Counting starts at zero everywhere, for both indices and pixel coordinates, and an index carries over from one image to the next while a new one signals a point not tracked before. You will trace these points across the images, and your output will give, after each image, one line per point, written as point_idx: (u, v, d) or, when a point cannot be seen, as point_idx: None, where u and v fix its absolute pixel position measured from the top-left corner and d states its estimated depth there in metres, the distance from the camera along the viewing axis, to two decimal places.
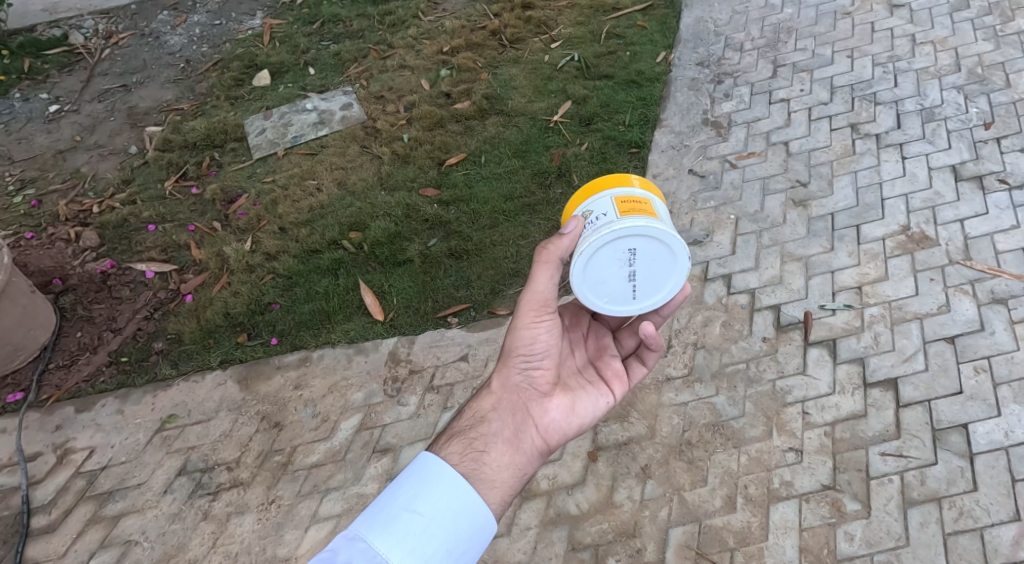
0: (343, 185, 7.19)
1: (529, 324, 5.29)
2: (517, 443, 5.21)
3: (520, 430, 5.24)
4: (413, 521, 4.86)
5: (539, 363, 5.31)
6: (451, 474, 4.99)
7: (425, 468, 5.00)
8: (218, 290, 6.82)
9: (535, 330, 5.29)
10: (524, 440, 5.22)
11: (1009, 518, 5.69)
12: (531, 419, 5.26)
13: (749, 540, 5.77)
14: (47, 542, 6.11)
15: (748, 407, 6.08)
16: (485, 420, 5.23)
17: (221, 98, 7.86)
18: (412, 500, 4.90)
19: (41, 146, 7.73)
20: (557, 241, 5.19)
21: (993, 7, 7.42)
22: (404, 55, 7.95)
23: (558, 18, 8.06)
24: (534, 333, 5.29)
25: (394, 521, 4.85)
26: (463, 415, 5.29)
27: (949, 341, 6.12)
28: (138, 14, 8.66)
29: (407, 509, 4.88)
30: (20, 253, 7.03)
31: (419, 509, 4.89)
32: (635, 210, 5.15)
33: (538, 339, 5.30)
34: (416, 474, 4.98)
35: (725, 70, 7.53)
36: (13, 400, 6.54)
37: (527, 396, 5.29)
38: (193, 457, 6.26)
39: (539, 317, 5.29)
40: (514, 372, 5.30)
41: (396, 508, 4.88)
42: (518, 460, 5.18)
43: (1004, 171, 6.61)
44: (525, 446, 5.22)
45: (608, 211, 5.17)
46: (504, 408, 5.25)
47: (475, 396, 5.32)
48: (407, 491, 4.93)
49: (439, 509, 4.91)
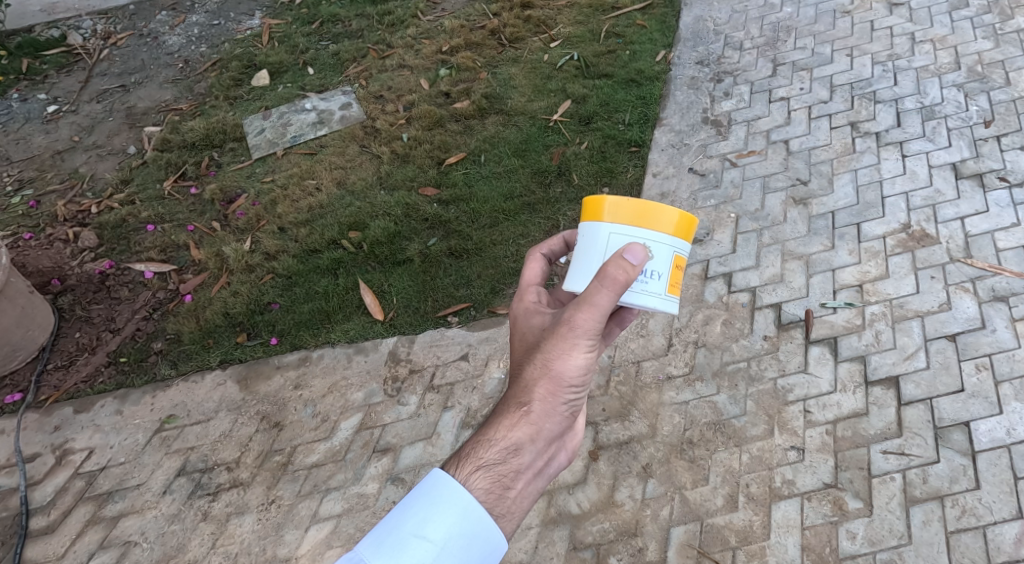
0: (343, 185, 7.17)
1: (583, 349, 5.06)
2: (546, 471, 5.14)
3: (551, 459, 5.15)
4: (420, 548, 4.79)
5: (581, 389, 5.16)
6: (464, 496, 4.90)
7: (437, 489, 4.90)
8: (218, 290, 6.80)
9: (589, 357, 5.10)
10: (552, 466, 5.17)
11: (1012, 516, 5.68)
12: (564, 445, 5.20)
13: (751, 539, 5.76)
14: (46, 542, 6.09)
15: (749, 406, 6.07)
16: (520, 452, 5.06)
17: (220, 98, 7.84)
18: (422, 525, 4.83)
19: (39, 146, 7.71)
20: (631, 270, 4.94)
21: (993, 6, 7.41)
22: (403, 54, 7.93)
23: (557, 17, 8.04)
24: (586, 362, 5.09)
25: (401, 547, 4.79)
26: (493, 443, 5.04)
27: (950, 339, 6.11)
28: (136, 14, 8.65)
29: (416, 535, 4.81)
30: (19, 254, 7.01)
31: (428, 535, 4.82)
32: (679, 283, 5.06)
33: (589, 366, 5.12)
34: (428, 496, 4.89)
35: (725, 69, 7.52)
36: (11, 401, 6.52)
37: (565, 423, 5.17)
38: (193, 457, 6.24)
39: (593, 343, 5.08)
40: (558, 402, 5.11)
41: (404, 532, 4.81)
42: (543, 487, 5.14)
43: (1004, 169, 6.60)
44: (551, 473, 5.17)
45: (660, 275, 5.01)
46: (545, 439, 5.10)
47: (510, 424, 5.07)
48: (417, 514, 4.85)
49: (449, 535, 4.83)
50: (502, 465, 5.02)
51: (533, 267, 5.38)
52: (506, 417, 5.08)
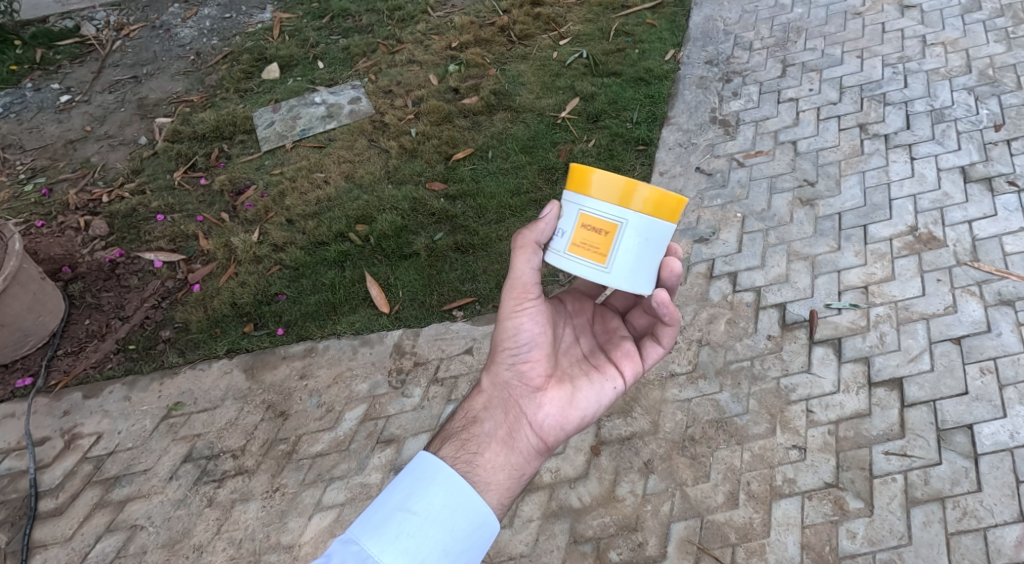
0: (350, 178, 7.21)
1: (513, 312, 5.27)
2: (511, 443, 5.24)
3: (513, 428, 5.25)
4: (407, 520, 4.92)
5: (529, 357, 5.28)
6: (446, 470, 5.06)
7: (422, 467, 5.06)
8: (225, 280, 6.83)
9: (519, 320, 5.27)
10: (520, 439, 5.25)
11: (1013, 519, 5.69)
12: (527, 417, 5.26)
13: (751, 536, 5.77)
14: (55, 525, 6.13)
15: (752, 405, 6.08)
16: (478, 420, 5.28)
17: (230, 90, 7.87)
18: (407, 500, 4.97)
19: (51, 136, 7.75)
20: (535, 226, 5.15)
21: (1005, 10, 7.42)
22: (414, 49, 7.97)
23: (567, 15, 8.07)
24: (518, 323, 5.27)
25: (389, 521, 4.92)
26: (456, 416, 5.35)
27: (955, 342, 6.12)
28: (149, 5, 8.71)
29: (402, 509, 4.95)
30: (31, 241, 7.06)
31: (414, 508, 4.95)
32: (588, 248, 5.06)
33: (524, 330, 5.27)
34: (413, 473, 5.05)
35: (734, 69, 7.53)
36: (22, 385, 6.57)
37: (519, 391, 5.29)
38: (198, 445, 6.28)
39: (522, 304, 5.26)
40: (503, 368, 5.30)
41: (392, 508, 4.95)
42: (515, 460, 5.22)
43: (1013, 173, 6.60)
44: (520, 446, 5.24)
45: (566, 232, 5.11)
46: (498, 407, 5.29)
47: (470, 395, 5.38)
48: (402, 490, 5.00)
49: (435, 508, 4.97)
50: (464, 431, 5.27)
51: None
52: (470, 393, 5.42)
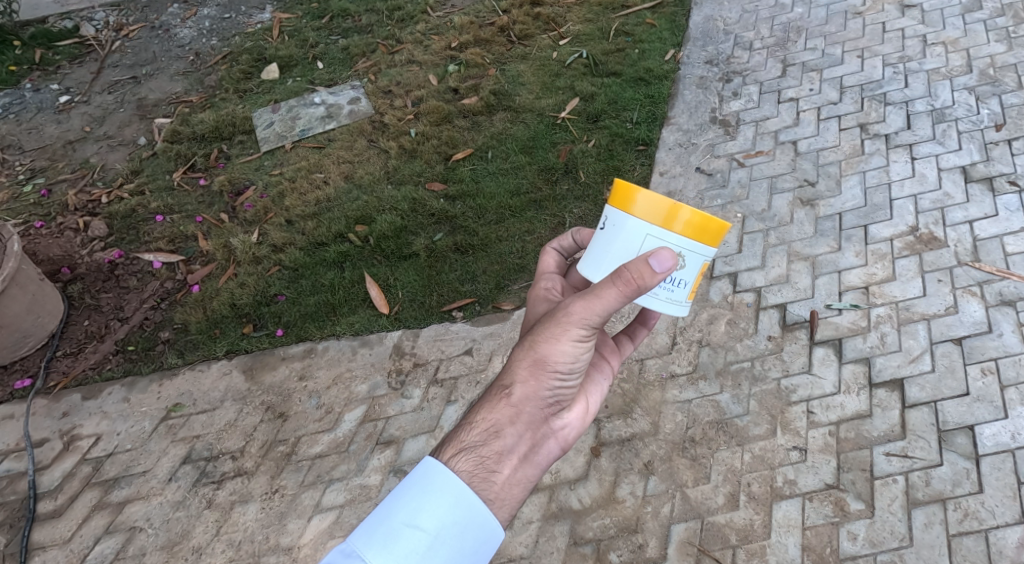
0: (350, 179, 7.19)
1: (580, 342, 5.10)
2: (530, 457, 5.13)
3: (537, 444, 5.16)
4: (413, 537, 4.83)
5: (571, 380, 5.19)
6: (456, 484, 4.94)
7: (430, 478, 4.94)
8: (224, 281, 6.82)
9: (580, 349, 5.12)
10: (541, 454, 5.16)
11: (1015, 520, 5.67)
12: (552, 433, 5.19)
13: (752, 538, 5.76)
14: (54, 526, 6.11)
15: (752, 405, 6.07)
16: (501, 435, 5.10)
17: (230, 90, 7.86)
18: (414, 514, 4.87)
19: (51, 136, 7.74)
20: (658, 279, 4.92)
21: (1006, 9, 7.39)
22: (414, 49, 7.95)
23: (566, 15, 8.05)
24: (577, 352, 5.12)
25: (394, 537, 4.83)
26: (474, 427, 5.11)
27: (956, 343, 6.10)
28: (149, 5, 8.70)
29: (409, 524, 4.85)
30: (30, 241, 7.05)
31: (421, 524, 4.86)
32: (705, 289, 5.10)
33: (580, 358, 5.14)
34: (421, 485, 4.93)
35: (734, 68, 7.52)
36: (22, 386, 6.55)
37: (550, 409, 5.19)
38: (197, 446, 6.26)
39: (589, 335, 5.10)
40: (542, 387, 5.15)
41: (398, 522, 4.86)
42: (532, 474, 5.12)
43: (1014, 173, 6.58)
44: (540, 460, 5.16)
45: (684, 281, 5.03)
46: (527, 424, 5.14)
47: (493, 405, 5.13)
48: (409, 503, 4.90)
49: (443, 524, 4.88)
50: (488, 448, 5.07)
51: (547, 260, 5.48)
52: (488, 401, 5.15)
